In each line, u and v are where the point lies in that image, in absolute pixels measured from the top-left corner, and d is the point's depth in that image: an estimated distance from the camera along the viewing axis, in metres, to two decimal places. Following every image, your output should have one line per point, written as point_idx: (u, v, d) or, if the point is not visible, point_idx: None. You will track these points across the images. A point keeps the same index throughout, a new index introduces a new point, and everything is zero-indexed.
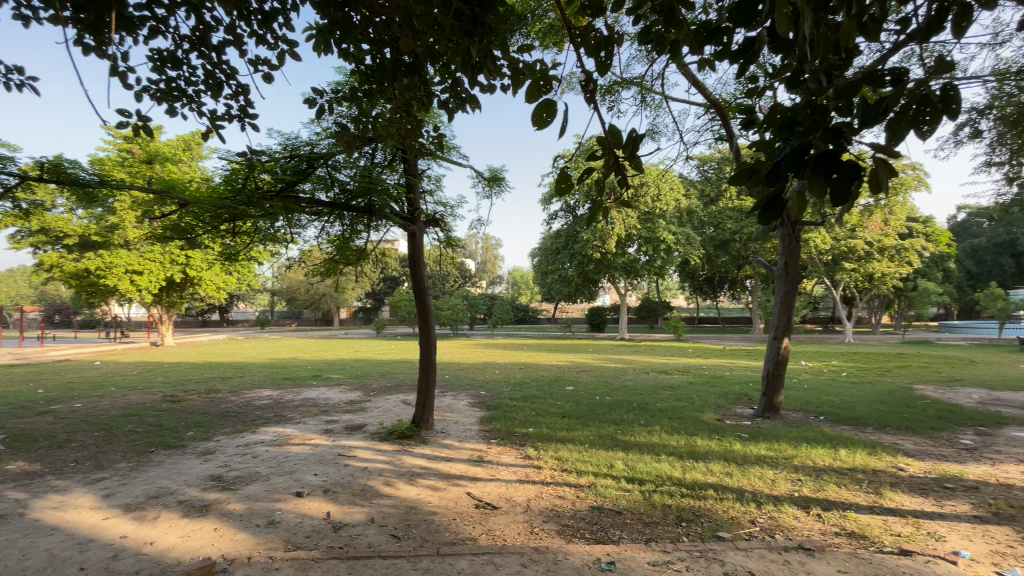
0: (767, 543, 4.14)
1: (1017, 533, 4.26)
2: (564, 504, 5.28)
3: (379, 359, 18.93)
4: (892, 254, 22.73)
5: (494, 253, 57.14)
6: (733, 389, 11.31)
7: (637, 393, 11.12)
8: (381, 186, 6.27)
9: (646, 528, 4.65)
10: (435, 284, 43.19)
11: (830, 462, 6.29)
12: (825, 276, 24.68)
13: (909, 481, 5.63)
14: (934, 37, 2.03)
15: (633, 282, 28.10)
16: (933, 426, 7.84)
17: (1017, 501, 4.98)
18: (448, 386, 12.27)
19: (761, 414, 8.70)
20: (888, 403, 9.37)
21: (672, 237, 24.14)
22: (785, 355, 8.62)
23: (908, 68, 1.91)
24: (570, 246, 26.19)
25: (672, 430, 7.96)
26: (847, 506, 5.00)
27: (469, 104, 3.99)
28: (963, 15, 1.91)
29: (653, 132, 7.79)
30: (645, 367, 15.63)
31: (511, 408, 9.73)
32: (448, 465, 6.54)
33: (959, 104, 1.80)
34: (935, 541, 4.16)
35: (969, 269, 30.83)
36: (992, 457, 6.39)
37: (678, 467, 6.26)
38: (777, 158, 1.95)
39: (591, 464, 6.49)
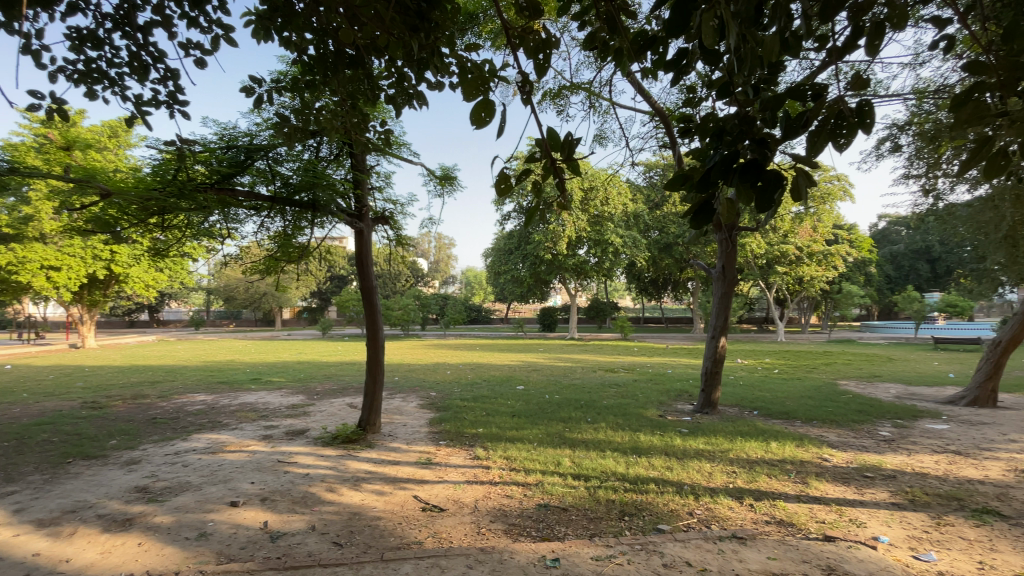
0: (704, 533, 4.33)
1: (931, 519, 4.65)
2: (511, 504, 5.29)
3: (325, 360, 18.30)
4: (820, 258, 24.42)
5: (446, 253, 56.72)
6: (676, 386, 11.77)
7: (585, 391, 11.35)
8: (326, 181, 6.04)
9: (590, 524, 4.74)
10: (386, 284, 42.27)
11: (762, 454, 6.67)
12: (760, 279, 26.07)
13: (832, 470, 6.06)
14: (851, 54, 2.15)
15: (583, 283, 28.67)
16: (853, 418, 8.48)
17: (923, 487, 5.47)
18: (396, 387, 12.02)
19: (701, 410, 9.11)
20: (814, 398, 10.06)
21: (620, 239, 24.84)
22: (722, 353, 9.08)
23: (826, 84, 2.02)
24: (522, 247, 26.38)
25: (618, 427, 8.18)
26: (776, 495, 5.31)
27: (416, 99, 3.90)
28: (876, 35, 2.02)
29: (602, 136, 7.97)
30: (593, 365, 16.00)
31: (461, 409, 9.66)
32: (394, 468, 6.40)
33: (872, 118, 1.91)
34: (856, 528, 4.48)
35: (887, 273, 33.59)
36: (902, 446, 6.99)
37: (623, 463, 6.44)
38: (707, 167, 2.04)
39: (539, 463, 6.56)
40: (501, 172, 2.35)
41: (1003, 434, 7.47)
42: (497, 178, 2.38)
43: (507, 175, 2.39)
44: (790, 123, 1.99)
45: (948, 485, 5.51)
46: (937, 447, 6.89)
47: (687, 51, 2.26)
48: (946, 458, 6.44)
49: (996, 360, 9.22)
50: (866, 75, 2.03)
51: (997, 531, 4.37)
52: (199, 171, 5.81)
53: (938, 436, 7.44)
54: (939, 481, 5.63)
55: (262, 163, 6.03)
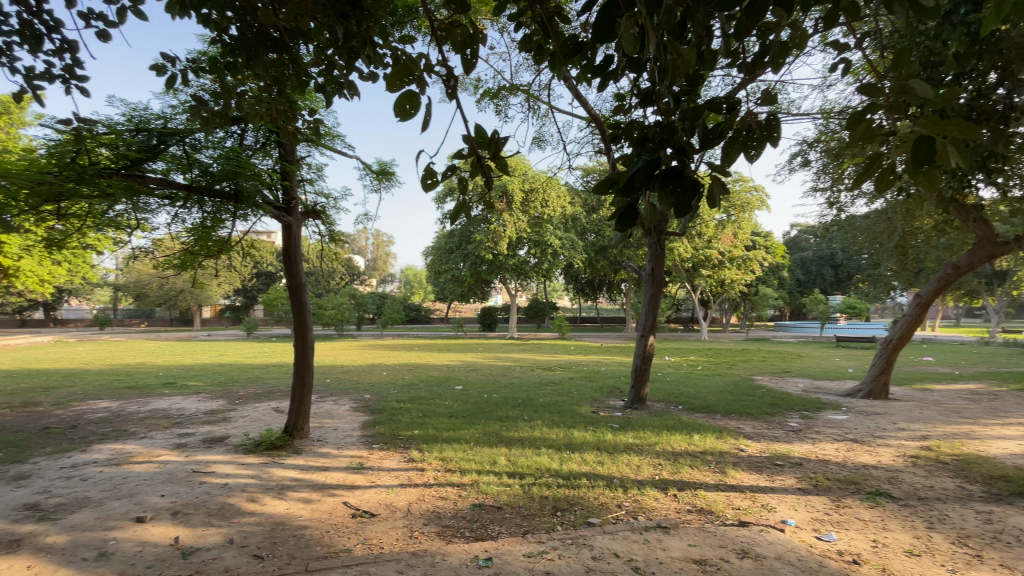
0: (631, 525, 4.50)
1: (832, 501, 5.11)
2: (445, 505, 5.23)
3: (249, 361, 17.22)
4: (740, 263, 26.23)
5: (384, 251, 55.27)
6: (609, 383, 12.18)
7: (522, 390, 11.47)
8: (251, 170, 5.67)
9: (524, 521, 4.78)
10: (318, 281, 40.48)
11: (686, 446, 7.04)
12: (688, 282, 27.56)
13: (747, 460, 6.51)
14: (761, 71, 2.29)
15: (523, 283, 28.97)
16: (767, 411, 9.17)
17: (825, 473, 6.00)
18: (328, 390, 11.53)
19: (631, 406, 9.47)
20: (733, 392, 10.78)
21: (559, 241, 25.35)
22: (651, 351, 9.51)
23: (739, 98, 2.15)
24: (463, 246, 26.20)
25: (553, 424, 8.32)
26: (698, 485, 5.62)
27: (347, 90, 3.76)
28: (781, 54, 2.17)
29: (541, 139, 8.10)
30: (531, 364, 16.21)
31: (395, 410, 9.43)
32: (323, 474, 6.13)
33: (778, 132, 2.06)
34: (767, 513, 4.84)
35: (798, 277, 36.67)
36: (808, 436, 7.65)
37: (557, 459, 6.56)
38: (632, 171, 2.12)
39: (474, 462, 6.53)
40: (426, 166, 2.34)
41: (890, 422, 8.37)
42: (422, 172, 2.36)
43: (432, 170, 2.38)
44: (708, 133, 2.10)
45: (846, 470, 6.09)
46: (837, 436, 7.59)
47: (613, 58, 2.32)
48: (844, 445, 7.11)
49: (885, 357, 10.31)
50: (773, 91, 2.18)
51: (885, 510, 4.87)
52: (104, 155, 5.26)
53: (837, 426, 8.20)
54: (840, 467, 6.20)
55: (176, 149, 5.58)
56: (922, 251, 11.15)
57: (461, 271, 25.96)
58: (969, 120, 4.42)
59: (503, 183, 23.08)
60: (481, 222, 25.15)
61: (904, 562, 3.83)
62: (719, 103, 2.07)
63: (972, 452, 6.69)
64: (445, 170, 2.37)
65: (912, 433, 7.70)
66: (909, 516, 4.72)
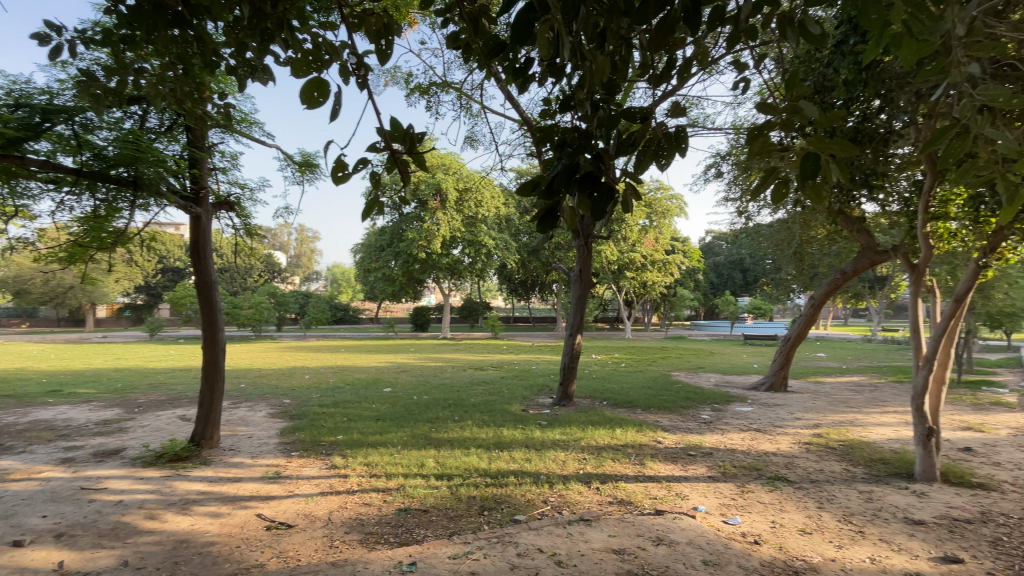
0: (555, 520, 4.61)
1: (737, 487, 5.54)
2: (369, 511, 5.06)
3: (152, 365, 15.68)
4: (661, 266, 27.78)
5: (310, 247, 52.64)
6: (538, 381, 12.40)
7: (452, 390, 11.37)
8: (154, 156, 5.15)
9: (450, 523, 4.74)
10: (235, 279, 37.72)
11: (609, 440, 7.34)
12: (614, 283, 28.73)
13: (664, 451, 6.89)
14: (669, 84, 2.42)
15: (456, 283, 28.76)
16: (683, 405, 9.76)
17: (732, 461, 6.49)
18: (243, 395, 10.77)
19: (559, 403, 9.71)
20: (653, 388, 11.38)
21: (492, 241, 25.43)
22: (578, 350, 9.79)
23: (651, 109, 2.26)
24: (394, 244, 25.53)
25: (482, 423, 8.33)
26: (619, 477, 5.86)
27: (262, 74, 3.54)
28: (687, 69, 2.31)
29: (472, 138, 8.10)
30: (462, 364, 16.13)
31: (318, 415, 9.00)
32: (235, 486, 5.71)
33: (686, 144, 2.18)
34: (681, 500, 5.14)
35: (712, 280, 39.48)
36: (718, 427, 8.23)
37: (485, 458, 6.57)
38: (551, 174, 2.16)
39: (401, 466, 6.37)
40: (336, 159, 2.27)
41: (788, 413, 9.22)
42: (332, 165, 2.29)
43: (344, 163, 2.32)
44: (621, 141, 2.19)
45: (751, 457, 6.62)
46: (743, 426, 8.24)
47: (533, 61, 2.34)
48: (750, 435, 7.73)
49: (785, 353, 11.34)
50: (682, 104, 2.31)
51: (783, 493, 5.35)
52: None
53: (744, 417, 8.90)
54: (745, 455, 6.74)
55: (63, 129, 4.89)
56: (816, 258, 12.40)
57: (392, 269, 25.31)
58: (852, 142, 4.96)
59: (437, 181, 22.80)
60: (413, 219, 24.68)
61: (797, 539, 4.22)
62: (632, 112, 2.17)
63: (854, 437, 7.52)
64: (358, 163, 2.32)
65: (806, 422, 8.52)
66: (803, 497, 5.22)
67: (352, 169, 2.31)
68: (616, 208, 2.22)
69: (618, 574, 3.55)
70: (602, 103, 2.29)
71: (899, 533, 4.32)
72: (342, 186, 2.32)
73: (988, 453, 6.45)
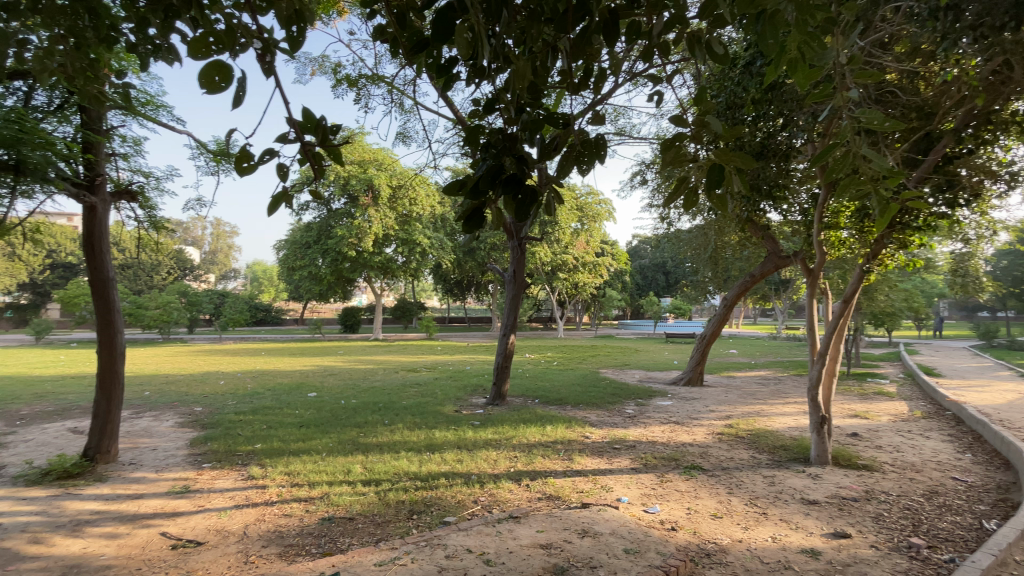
0: (484, 519, 4.62)
1: (657, 477, 5.85)
2: (290, 523, 4.80)
3: (35, 372, 13.90)
4: (591, 267, 28.74)
5: (228, 243, 49.02)
6: (471, 382, 12.39)
7: (383, 393, 11.07)
8: (40, 137, 4.54)
9: (377, 529, 4.61)
10: (139, 276, 34.28)
11: (539, 437, 7.48)
12: (547, 283, 29.35)
13: (591, 446, 7.13)
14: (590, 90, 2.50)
15: (389, 282, 28.03)
16: (610, 401, 10.15)
17: (653, 452, 6.84)
18: (147, 404, 9.82)
19: (491, 403, 9.75)
20: (583, 385, 11.74)
21: (427, 240, 25.06)
22: (511, 350, 9.88)
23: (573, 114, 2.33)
24: (322, 241, 24.40)
25: (413, 426, 8.19)
26: (548, 473, 5.98)
27: (166, 54, 3.25)
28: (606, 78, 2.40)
29: (404, 135, 7.95)
30: (393, 366, 15.73)
31: (235, 423, 8.40)
32: (135, 503, 5.19)
33: (605, 151, 2.27)
34: (606, 493, 5.35)
35: (638, 281, 41.45)
36: (641, 421, 8.66)
37: (416, 461, 6.45)
38: (474, 175, 2.17)
39: (325, 473, 6.10)
40: (240, 147, 2.13)
41: (705, 406, 9.87)
42: (236, 153, 2.15)
43: (249, 152, 2.18)
44: (545, 147, 2.26)
45: (670, 449, 7.02)
46: (664, 419, 8.72)
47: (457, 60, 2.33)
48: (670, 428, 8.20)
49: (702, 350, 12.14)
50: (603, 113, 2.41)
51: (698, 481, 5.72)
52: None
53: (665, 411, 9.42)
54: (665, 446, 7.13)
55: None
56: (729, 262, 13.39)
57: (319, 267, 24.19)
58: (759, 156, 5.39)
59: (369, 178, 22.09)
60: (343, 216, 23.77)
61: (710, 523, 4.53)
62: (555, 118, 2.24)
63: (760, 426, 8.20)
64: (265, 153, 2.19)
65: (719, 414, 9.17)
66: (715, 484, 5.61)
67: (259, 159, 2.18)
68: (539, 210, 2.26)
69: (544, 569, 3.62)
70: (528, 107, 2.34)
71: (796, 513, 4.75)
72: (248, 177, 2.19)
73: (869, 437, 7.28)
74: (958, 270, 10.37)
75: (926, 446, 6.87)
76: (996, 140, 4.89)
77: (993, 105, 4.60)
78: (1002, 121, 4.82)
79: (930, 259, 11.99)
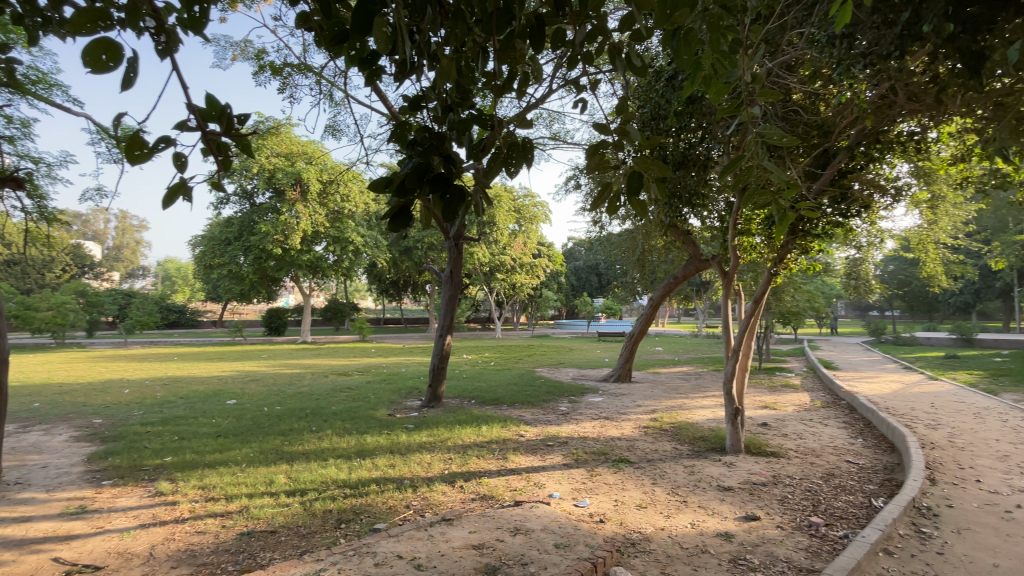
0: (416, 524, 4.53)
1: (587, 472, 6.03)
2: (204, 540, 4.45)
3: None
4: (528, 268, 29.11)
5: (136, 237, 44.66)
6: (406, 384, 12.13)
7: (311, 398, 10.56)
8: None
9: (302, 541, 4.39)
10: (25, 274, 30.34)
11: (474, 438, 7.47)
12: (485, 284, 29.40)
13: (525, 444, 7.22)
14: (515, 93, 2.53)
15: (319, 282, 26.81)
16: (545, 399, 10.34)
17: (584, 448, 7.05)
18: (34, 417, 8.72)
19: (426, 405, 9.60)
20: (519, 385, 11.86)
21: (360, 238, 24.24)
22: (448, 351, 9.78)
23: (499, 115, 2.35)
24: (244, 237, 22.86)
25: (342, 432, 7.88)
26: (481, 474, 5.99)
27: (54, 26, 2.91)
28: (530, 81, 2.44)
29: (334, 128, 7.64)
30: (323, 370, 15.07)
31: (141, 435, 7.67)
32: (18, 529, 4.60)
33: (531, 154, 2.31)
34: (538, 489, 5.44)
35: (573, 282, 42.55)
36: (574, 417, 8.90)
37: (345, 468, 6.21)
38: (401, 172, 2.13)
39: (245, 485, 5.72)
40: (132, 133, 1.95)
41: (633, 401, 10.32)
42: (127, 140, 1.97)
43: (142, 139, 2.01)
44: (473, 147, 2.27)
45: (600, 444, 7.26)
46: (595, 415, 9.02)
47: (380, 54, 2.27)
48: (600, 423, 8.49)
49: (631, 348, 12.68)
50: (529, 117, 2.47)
51: (625, 473, 5.96)
52: None
53: (596, 407, 9.74)
54: (595, 441, 7.37)
55: None
56: (656, 264, 14.10)
57: (242, 266, 22.67)
58: (681, 165, 5.71)
59: (298, 172, 21.03)
60: (268, 211, 22.43)
61: (636, 514, 4.73)
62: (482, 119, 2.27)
63: (682, 419, 8.69)
64: (161, 141, 2.02)
65: (646, 408, 9.62)
66: (641, 475, 5.87)
67: (154, 147, 2.02)
68: (467, 211, 2.27)
69: (476, 569, 3.62)
70: (455, 107, 2.34)
71: (713, 499, 5.09)
72: (140, 166, 2.01)
73: (777, 426, 7.94)
74: (851, 274, 11.58)
75: (824, 432, 7.60)
76: (881, 158, 5.49)
77: (879, 126, 5.15)
78: (886, 141, 5.41)
79: (829, 263, 13.31)
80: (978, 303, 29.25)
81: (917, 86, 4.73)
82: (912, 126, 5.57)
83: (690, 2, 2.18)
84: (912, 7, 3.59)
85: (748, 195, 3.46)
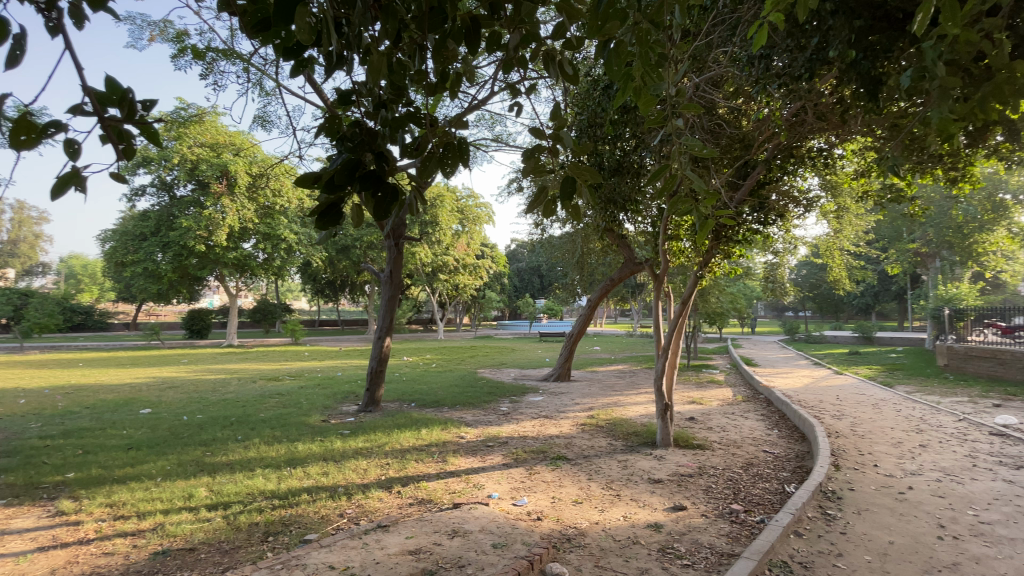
0: (349, 532, 4.38)
1: (526, 470, 6.10)
2: (110, 563, 4.05)
3: None
4: (471, 269, 29.03)
5: (32, 230, 40.01)
6: (342, 388, 11.71)
7: (237, 405, 9.93)
8: None
9: (224, 558, 4.11)
10: None
11: (413, 441, 7.34)
12: (426, 284, 29.02)
13: (465, 445, 7.20)
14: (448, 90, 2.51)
15: (248, 281, 25.28)
16: (485, 399, 10.36)
17: (523, 447, 7.13)
18: None
19: (364, 409, 9.32)
20: (460, 386, 11.79)
21: (293, 236, 23.12)
22: (387, 353, 9.54)
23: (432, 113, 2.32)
24: (162, 232, 21.12)
25: (272, 440, 7.47)
26: (420, 477, 5.89)
27: None
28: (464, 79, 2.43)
29: (264, 119, 7.24)
30: (251, 375, 14.22)
31: (36, 450, 6.87)
32: None
33: (466, 155, 2.32)
34: (477, 490, 5.43)
35: (515, 284, 42.92)
36: (514, 417, 8.98)
37: (274, 478, 5.89)
38: (329, 169, 2.06)
39: (160, 501, 5.27)
40: (19, 116, 1.78)
41: (572, 399, 10.57)
42: (13, 124, 1.79)
43: (31, 123, 1.83)
44: (405, 147, 2.26)
45: (539, 442, 7.37)
46: (535, 415, 9.15)
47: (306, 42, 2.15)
48: (540, 422, 8.62)
49: (570, 348, 12.98)
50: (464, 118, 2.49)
51: (563, 470, 6.10)
52: None
53: (536, 406, 9.88)
54: (534, 440, 7.48)
55: None
56: (595, 267, 14.53)
57: (159, 263, 20.92)
58: (616, 171, 5.92)
59: (223, 163, 19.69)
60: (190, 205, 20.86)
61: (572, 510, 4.85)
62: (416, 118, 2.25)
63: (617, 416, 9.01)
64: (54, 126, 1.86)
65: (584, 406, 9.89)
66: (578, 472, 6.03)
67: (46, 132, 1.85)
68: (399, 210, 2.24)
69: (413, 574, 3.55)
70: (388, 103, 2.31)
71: (645, 492, 5.31)
72: (28, 152, 1.83)
73: (704, 420, 8.43)
74: (770, 278, 12.53)
75: (745, 425, 8.17)
76: (795, 171, 5.97)
77: (792, 142, 5.60)
78: (798, 156, 5.90)
79: (750, 267, 14.32)
80: (876, 304, 32.62)
81: (824, 106, 5.19)
82: (820, 144, 6.11)
83: (619, 16, 2.28)
84: (819, 34, 3.93)
85: (675, 202, 3.65)
